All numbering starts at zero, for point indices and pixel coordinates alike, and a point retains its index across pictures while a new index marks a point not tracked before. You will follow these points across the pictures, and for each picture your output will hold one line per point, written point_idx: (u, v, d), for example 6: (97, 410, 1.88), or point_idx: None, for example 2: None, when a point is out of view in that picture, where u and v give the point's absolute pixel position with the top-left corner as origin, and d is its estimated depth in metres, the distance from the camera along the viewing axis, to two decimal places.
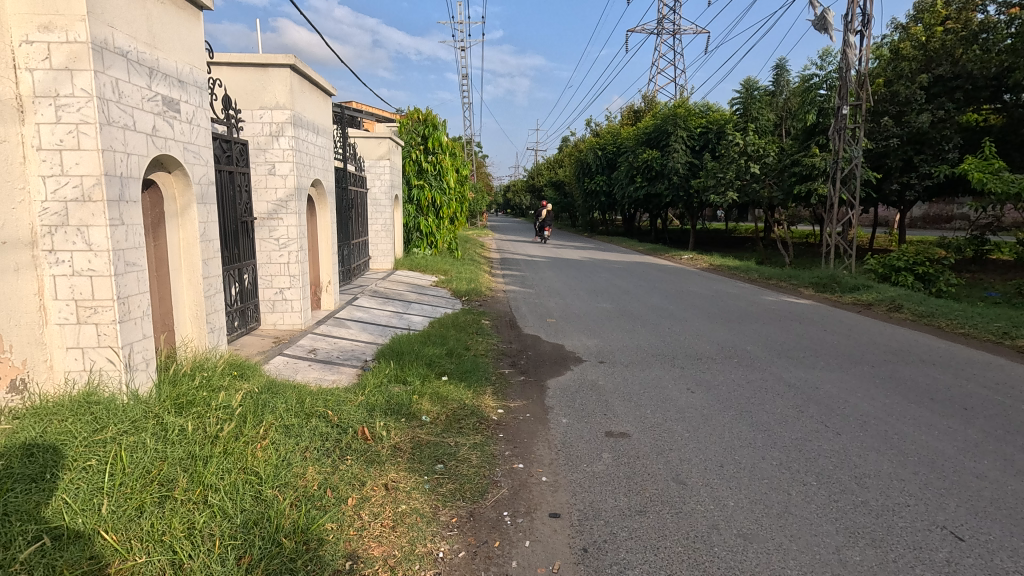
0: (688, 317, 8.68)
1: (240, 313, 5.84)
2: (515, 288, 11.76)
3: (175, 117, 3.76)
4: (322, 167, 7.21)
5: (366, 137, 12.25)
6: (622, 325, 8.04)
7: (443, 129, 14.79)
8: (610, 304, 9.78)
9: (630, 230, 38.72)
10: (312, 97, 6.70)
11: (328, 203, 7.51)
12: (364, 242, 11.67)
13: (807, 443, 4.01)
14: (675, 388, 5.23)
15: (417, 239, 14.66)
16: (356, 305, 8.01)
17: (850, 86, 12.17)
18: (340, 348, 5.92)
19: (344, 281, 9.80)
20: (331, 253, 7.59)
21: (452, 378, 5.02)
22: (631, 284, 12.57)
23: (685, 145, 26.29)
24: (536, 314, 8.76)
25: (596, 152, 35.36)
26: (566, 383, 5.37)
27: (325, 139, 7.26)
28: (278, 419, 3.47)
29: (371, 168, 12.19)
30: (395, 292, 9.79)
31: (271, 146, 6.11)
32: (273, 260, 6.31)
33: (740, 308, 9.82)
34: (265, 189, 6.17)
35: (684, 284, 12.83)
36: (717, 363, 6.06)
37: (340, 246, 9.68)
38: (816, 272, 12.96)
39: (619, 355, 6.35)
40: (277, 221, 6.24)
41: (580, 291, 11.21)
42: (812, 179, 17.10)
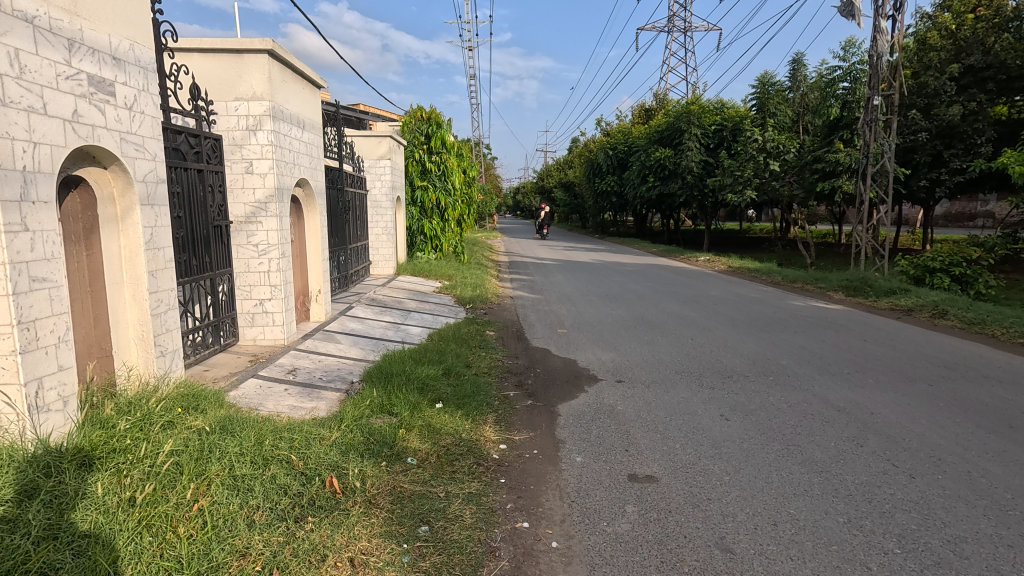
0: (712, 326, 7.95)
1: (213, 328, 5.29)
2: (523, 293, 11.09)
3: (107, 100, 3.13)
4: (310, 166, 6.60)
5: (365, 136, 11.66)
6: (640, 335, 7.32)
7: (448, 128, 14.17)
8: (625, 311, 9.07)
9: (642, 231, 37.90)
10: (296, 88, 6.08)
11: (317, 205, 6.88)
12: (363, 246, 11.07)
13: (875, 490, 3.28)
14: (706, 414, 4.52)
15: (421, 242, 14.11)
16: (349, 316, 7.37)
17: (882, 75, 11.35)
18: (325, 367, 5.28)
19: (340, 288, 9.19)
20: (321, 260, 6.97)
21: (448, 404, 4.36)
22: (646, 289, 11.83)
23: (699, 143, 25.48)
24: (546, 323, 8.07)
25: (607, 152, 34.62)
26: (579, 408, 4.67)
27: (313, 136, 6.64)
28: (225, 468, 2.83)
29: (371, 169, 11.59)
30: (395, 299, 9.15)
31: (248, 141, 5.49)
32: (252, 268, 5.68)
33: (768, 315, 9.06)
34: (242, 190, 5.56)
35: (704, 288, 12.06)
36: (751, 382, 5.33)
37: (335, 251, 9.07)
38: (845, 274, 12.14)
39: (639, 372, 5.65)
40: (256, 225, 5.62)
41: (593, 297, 10.50)
42: (836, 175, 16.30)
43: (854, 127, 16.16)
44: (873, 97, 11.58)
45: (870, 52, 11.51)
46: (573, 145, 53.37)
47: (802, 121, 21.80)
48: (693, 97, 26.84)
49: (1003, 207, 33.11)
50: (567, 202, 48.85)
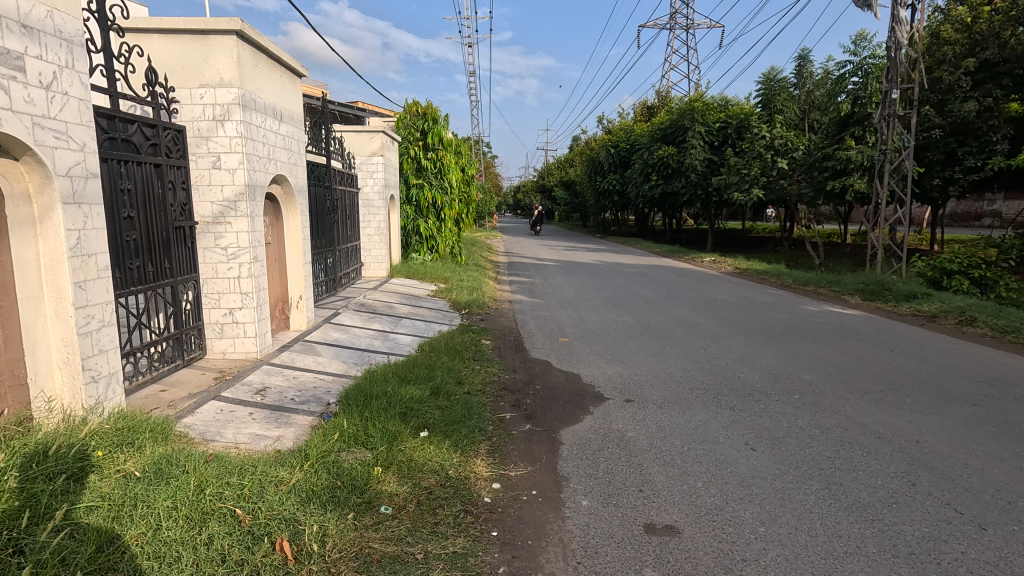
0: (726, 335, 7.38)
1: (175, 341, 4.75)
2: (522, 297, 10.54)
3: (11, 76, 2.58)
4: (288, 162, 6.04)
5: (357, 131, 11.10)
6: (648, 346, 6.76)
7: (444, 124, 13.62)
8: (631, 318, 8.51)
9: (644, 231, 37.34)
10: (271, 75, 5.51)
11: (298, 205, 6.32)
12: (354, 247, 10.52)
13: (943, 547, 2.73)
14: (729, 443, 3.96)
15: (416, 243, 13.60)
16: (333, 324, 6.81)
17: (901, 67, 10.80)
18: (298, 386, 4.71)
19: (326, 293, 8.62)
20: (302, 263, 6.45)
21: (434, 433, 3.81)
22: (651, 292, 11.26)
23: (704, 141, 24.92)
24: (546, 331, 7.50)
25: (608, 149, 34.03)
26: (584, 435, 4.11)
27: (291, 128, 6.08)
28: (147, 531, 2.33)
29: (363, 166, 11.01)
30: (385, 305, 8.58)
31: (215, 133, 4.93)
32: (220, 274, 5.13)
33: (783, 322, 8.48)
34: (208, 187, 5.00)
35: (712, 292, 11.49)
36: (776, 402, 4.78)
37: (322, 253, 8.50)
38: (861, 277, 11.59)
39: (649, 390, 5.09)
40: (224, 226, 5.07)
41: (596, 301, 9.93)
42: (846, 174, 15.90)
43: (867, 123, 15.64)
44: (891, 91, 11.07)
45: (887, 44, 10.96)
46: (574, 144, 52.80)
47: (810, 118, 21.25)
48: (697, 94, 26.30)
49: (1011, 207, 32.61)
50: (567, 201, 48.27)
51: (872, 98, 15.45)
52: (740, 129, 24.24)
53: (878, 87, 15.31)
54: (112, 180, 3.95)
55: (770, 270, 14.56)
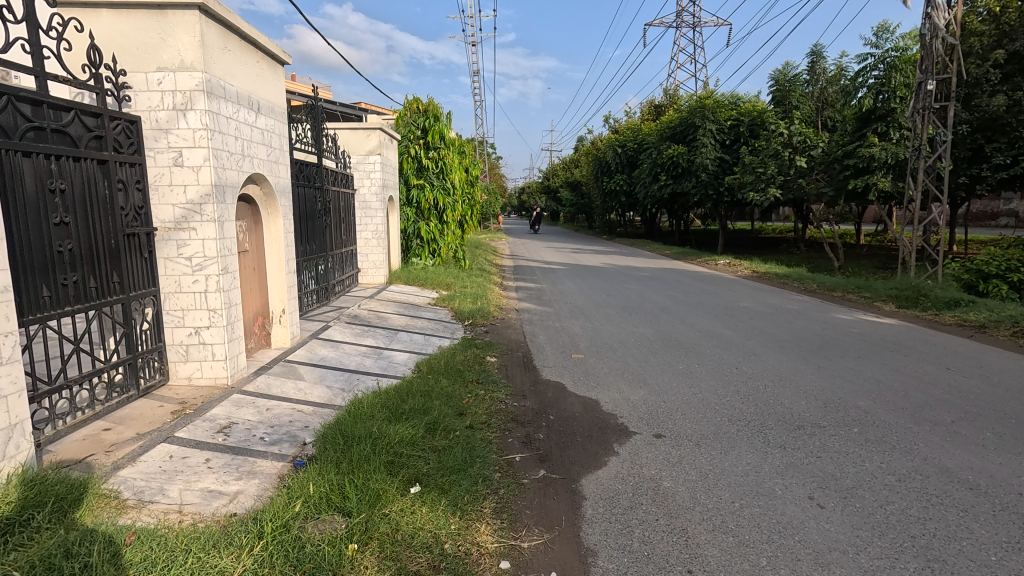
0: (758, 350, 6.65)
1: (128, 367, 4.06)
2: (529, 305, 9.83)
3: None
4: (267, 159, 5.33)
5: (353, 128, 10.41)
6: (673, 364, 6.03)
7: (446, 121, 12.94)
8: (650, 329, 7.78)
9: (652, 232, 36.56)
10: (244, 59, 4.83)
11: (279, 208, 5.64)
12: (350, 252, 9.84)
13: None
14: (790, 498, 3.23)
15: (417, 247, 12.92)
16: (321, 341, 6.10)
17: (937, 57, 10.02)
18: (272, 420, 4.00)
19: (318, 303, 7.93)
20: (285, 273, 5.79)
21: (428, 489, 3.10)
22: (668, 299, 10.53)
23: (715, 139, 24.18)
24: (558, 346, 6.79)
25: (616, 149, 33.30)
26: (611, 486, 3.39)
27: (270, 121, 5.38)
28: None
29: (359, 165, 10.32)
30: (381, 317, 7.87)
31: (175, 124, 4.23)
32: (184, 288, 4.41)
33: (818, 333, 7.73)
34: (169, 188, 4.29)
35: (733, 298, 10.73)
36: (835, 439, 4.05)
37: (313, 259, 7.82)
38: (892, 282, 10.81)
39: (682, 423, 4.37)
40: (187, 233, 4.35)
41: (610, 310, 9.20)
42: (868, 172, 15.23)
43: (891, 119, 14.86)
44: (925, 82, 10.30)
45: (920, 31, 10.19)
46: (579, 144, 52.03)
47: (826, 115, 20.46)
48: (707, 92, 25.58)
49: None
50: (573, 202, 47.52)
51: (895, 92, 14.65)
52: (752, 126, 23.48)
53: (903, 81, 14.52)
54: (39, 179, 3.27)
55: (791, 274, 13.78)
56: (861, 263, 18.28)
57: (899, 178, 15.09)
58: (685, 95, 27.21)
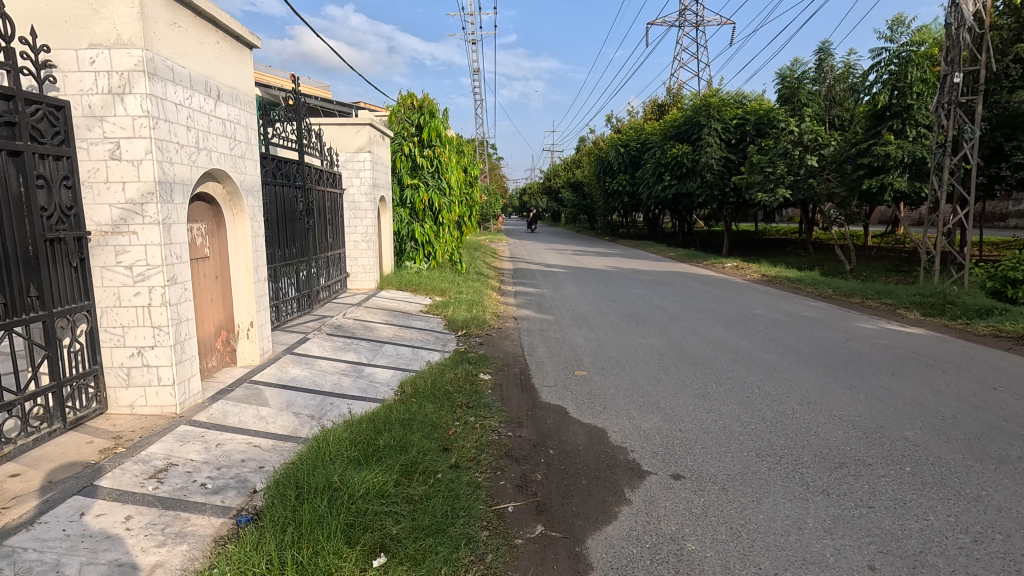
0: (780, 366, 6.01)
1: (53, 396, 3.44)
2: (529, 312, 9.22)
3: None
4: (228, 153, 4.71)
5: (341, 124, 9.77)
6: (688, 384, 5.39)
7: (442, 118, 12.34)
8: (660, 342, 7.15)
9: (655, 233, 35.92)
10: (198, 38, 4.22)
11: (246, 209, 5.03)
12: (337, 257, 9.23)
13: None
14: (847, 569, 2.61)
15: (412, 250, 12.27)
16: (294, 359, 5.46)
17: (964, 47, 9.37)
18: (220, 461, 3.37)
19: (297, 312, 7.29)
20: (253, 282, 5.17)
21: (397, 561, 2.48)
22: (676, 305, 9.91)
23: (720, 139, 23.57)
24: (558, 362, 6.16)
25: (618, 149, 32.70)
26: (624, 550, 2.76)
27: (233, 110, 4.76)
28: None
29: (347, 164, 9.73)
30: (366, 328, 7.23)
31: (112, 110, 3.61)
32: (123, 302, 3.79)
33: (843, 345, 7.08)
34: (105, 185, 3.67)
35: (745, 305, 10.09)
36: (887, 483, 3.42)
37: (293, 264, 7.18)
38: (914, 288, 10.18)
39: (704, 460, 3.73)
40: (126, 238, 3.73)
41: (615, 319, 8.56)
42: (883, 171, 14.57)
43: (906, 116, 14.23)
44: (949, 74, 9.64)
45: (945, 22, 9.56)
46: (581, 144, 51.49)
47: (835, 114, 19.83)
48: (712, 90, 25.01)
49: None
50: (574, 202, 46.94)
51: (912, 88, 14.01)
52: (759, 125, 22.87)
53: (919, 75, 13.87)
54: None
55: (804, 278, 13.12)
56: (874, 267, 17.61)
57: (917, 177, 14.44)
58: (689, 93, 26.63)
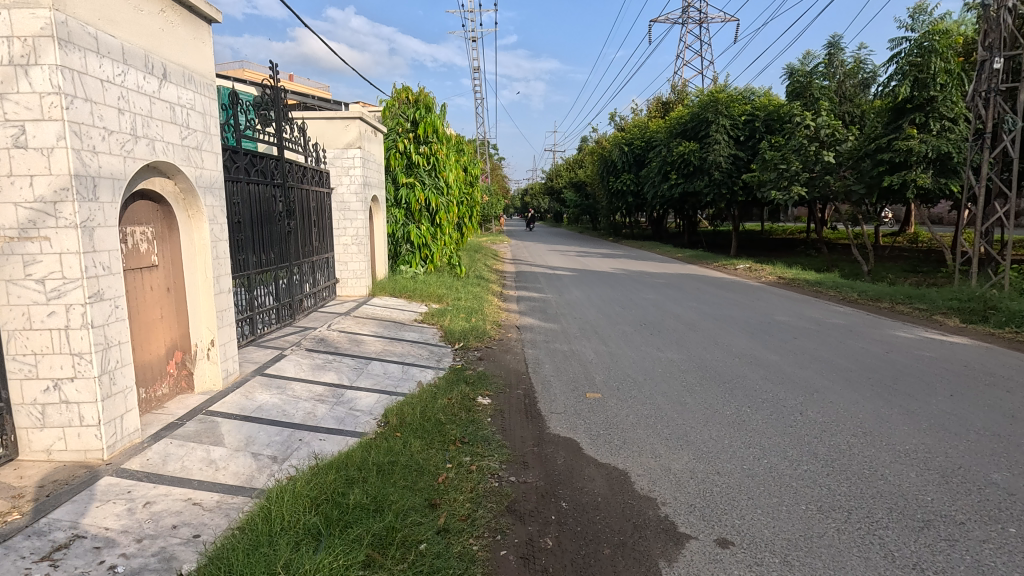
0: (821, 386, 5.27)
1: None
2: (532, 320, 8.50)
3: None
4: (178, 143, 3.98)
5: (329, 119, 9.07)
6: (719, 409, 4.65)
7: (438, 113, 11.64)
8: (679, 356, 6.42)
9: (659, 233, 35.15)
10: (134, 4, 3.51)
11: (204, 211, 4.31)
12: (324, 262, 8.52)
13: None
14: None
15: (407, 253, 11.56)
16: (264, 382, 4.74)
17: (1005, 29, 8.76)
18: (144, 529, 2.64)
19: (276, 324, 6.59)
20: (213, 295, 4.45)
21: None
22: (692, 312, 9.18)
23: (728, 135, 22.85)
24: (566, 381, 5.45)
25: (621, 147, 31.95)
26: None
27: (184, 93, 4.04)
28: None
29: (336, 161, 9.04)
30: (353, 341, 6.51)
31: (14, 85, 2.90)
32: (34, 324, 3.06)
33: (884, 358, 6.34)
34: (8, 179, 2.95)
35: (767, 311, 9.34)
36: (994, 553, 2.69)
37: (271, 271, 6.48)
38: (948, 292, 9.44)
39: (754, 519, 3.00)
40: (35, 244, 3.00)
41: (627, 329, 7.82)
42: (905, 167, 13.87)
43: (930, 109, 13.46)
44: (987, 60, 9.02)
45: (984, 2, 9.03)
46: (584, 143, 50.68)
47: (846, 109, 19.08)
48: (718, 86, 24.30)
49: None
50: (576, 203, 46.17)
51: (934, 79, 13.25)
52: (768, 121, 22.12)
53: (943, 66, 13.10)
54: None
55: (825, 281, 12.36)
56: (893, 268, 16.85)
57: (941, 174, 13.66)
58: (694, 90, 25.91)
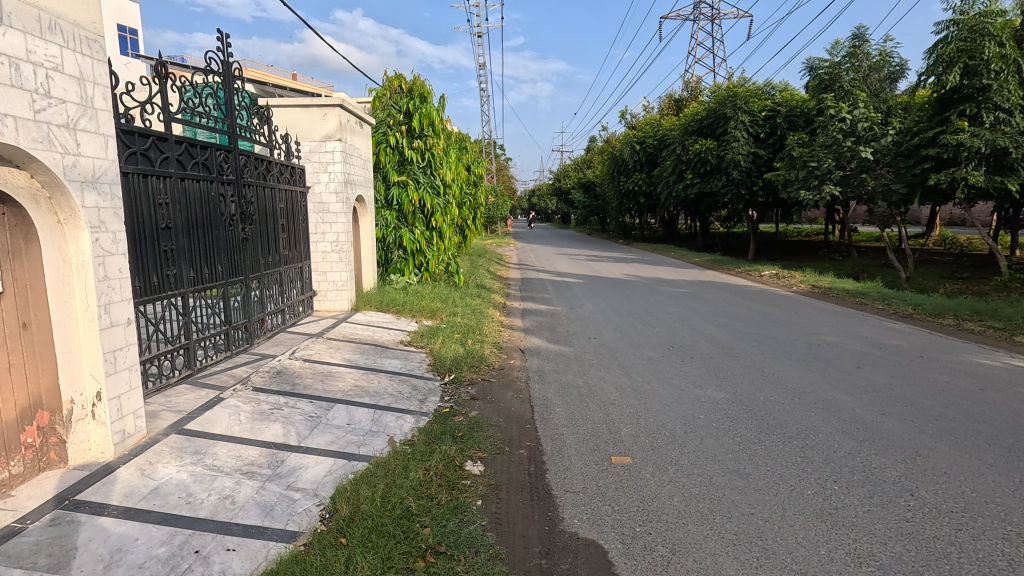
0: (921, 446, 3.97)
1: None
2: (540, 342, 7.25)
3: None
4: (27, 117, 2.75)
5: (305, 107, 7.87)
6: (795, 488, 3.38)
7: (434, 103, 10.41)
8: (724, 394, 5.13)
9: (672, 236, 33.79)
10: None
11: (82, 216, 3.08)
12: (296, 272, 7.30)
13: None
14: None
15: (399, 260, 10.36)
16: (176, 446, 3.51)
17: None
18: None
19: (226, 351, 5.42)
20: (100, 331, 3.22)
21: None
22: (726, 330, 7.89)
23: (748, 132, 21.52)
24: (584, 436, 4.19)
25: (633, 146, 30.64)
26: None
27: (38, 44, 2.81)
28: None
29: (314, 155, 7.85)
30: (318, 374, 5.28)
31: None
32: None
33: (983, 398, 5.03)
34: None
35: (813, 329, 8.01)
36: None
37: (220, 287, 5.32)
38: None
39: None
40: None
41: (652, 355, 6.55)
42: (953, 164, 12.51)
43: (982, 99, 12.08)
44: None
45: None
46: (592, 143, 49.33)
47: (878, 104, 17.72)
48: (735, 80, 22.93)
49: None
50: (585, 203, 44.83)
51: (988, 66, 11.80)
52: (792, 118, 20.81)
53: (998, 51, 11.66)
54: None
55: (868, 291, 11.03)
56: (933, 274, 15.46)
57: (995, 171, 12.27)
58: (710, 85, 24.61)
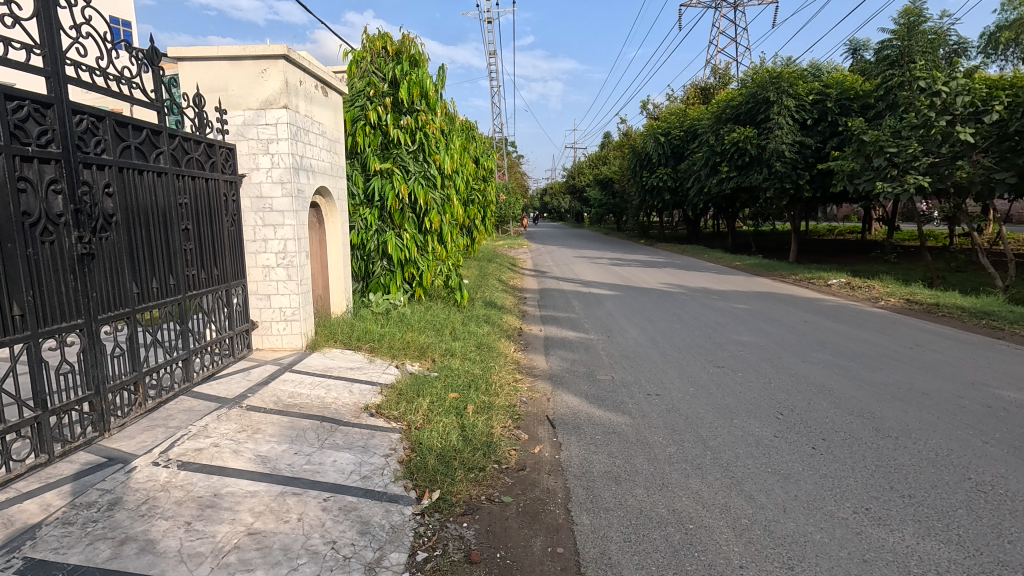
0: None
1: None
2: (577, 404, 4.80)
3: None
4: None
5: (234, 61, 5.51)
6: None
7: (426, 69, 8.01)
8: (949, 556, 2.67)
9: (698, 236, 31.12)
10: None
11: None
12: (214, 299, 4.93)
13: None
14: None
15: (383, 274, 7.93)
16: None
17: None
18: None
19: (36, 457, 3.07)
20: None
21: None
22: (848, 380, 5.39)
23: (793, 118, 18.87)
24: None
25: (656, 139, 28.02)
26: None
27: None
28: None
29: (248, 129, 5.51)
30: (187, 504, 2.89)
31: None
32: None
33: None
34: None
35: (972, 376, 5.50)
36: None
37: (20, 344, 2.96)
38: None
39: None
40: None
41: (762, 435, 4.08)
42: None
43: None
44: None
45: None
46: (609, 139, 46.57)
47: None
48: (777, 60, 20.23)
49: None
50: (602, 202, 42.20)
51: None
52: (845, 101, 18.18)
53: None
54: None
55: (996, 310, 8.43)
56: None
57: None
58: (747, 68, 21.95)
